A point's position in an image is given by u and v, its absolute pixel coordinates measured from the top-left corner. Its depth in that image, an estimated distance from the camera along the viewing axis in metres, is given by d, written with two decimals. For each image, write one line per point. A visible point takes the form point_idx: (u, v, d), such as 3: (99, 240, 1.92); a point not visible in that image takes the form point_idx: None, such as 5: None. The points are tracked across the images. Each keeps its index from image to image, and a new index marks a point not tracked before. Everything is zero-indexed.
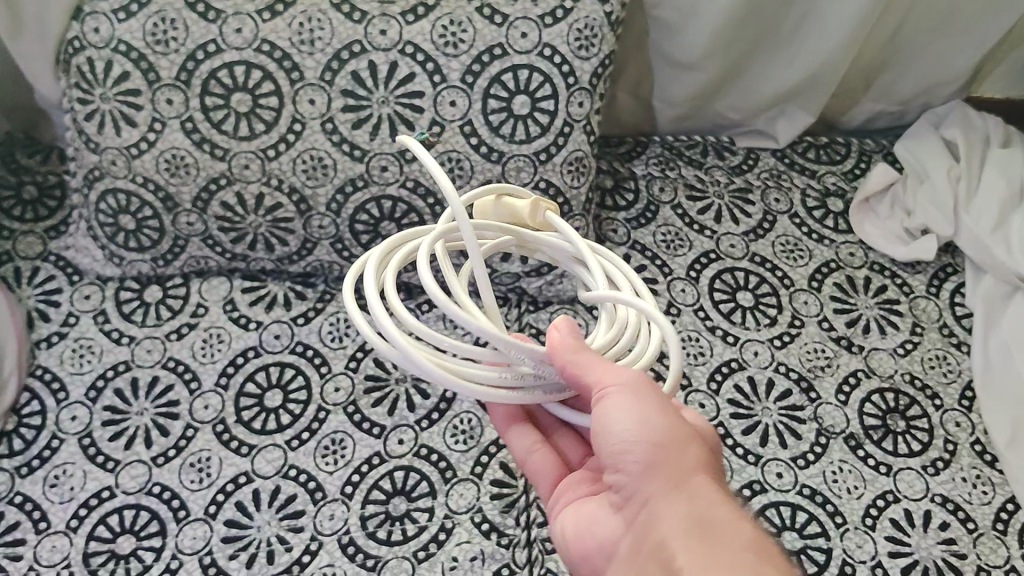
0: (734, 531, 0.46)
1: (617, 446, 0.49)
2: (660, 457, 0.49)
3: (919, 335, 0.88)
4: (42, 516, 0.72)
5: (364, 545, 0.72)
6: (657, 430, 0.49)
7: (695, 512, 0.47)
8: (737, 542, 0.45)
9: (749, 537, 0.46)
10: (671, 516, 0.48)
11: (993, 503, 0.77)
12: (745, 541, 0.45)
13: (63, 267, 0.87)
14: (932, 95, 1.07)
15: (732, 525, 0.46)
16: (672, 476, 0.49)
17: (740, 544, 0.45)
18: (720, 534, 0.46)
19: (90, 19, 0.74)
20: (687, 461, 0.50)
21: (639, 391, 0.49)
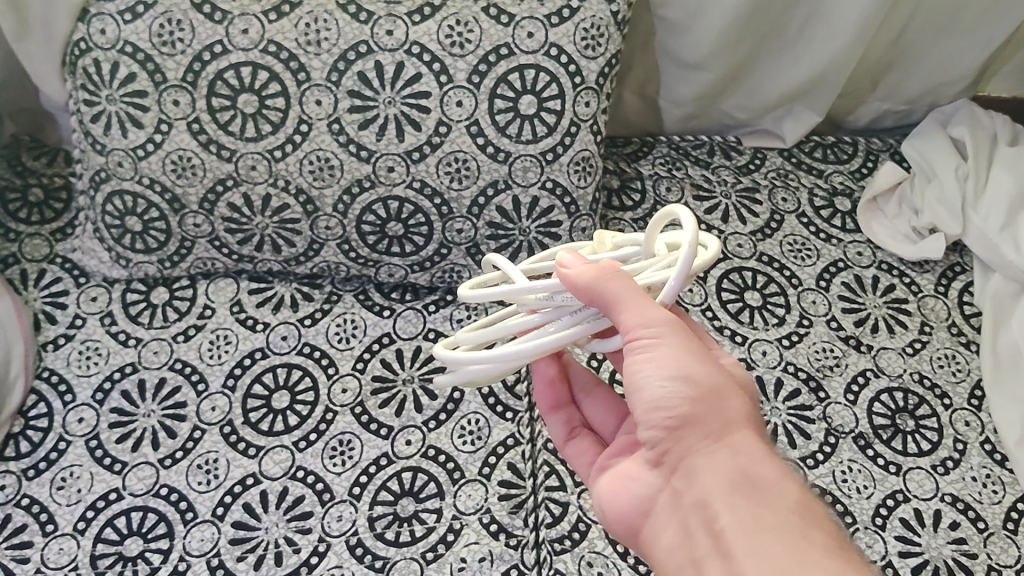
0: (778, 488, 0.47)
1: (654, 400, 0.49)
2: (697, 413, 0.49)
3: (927, 334, 0.88)
4: (50, 518, 0.72)
5: (372, 546, 0.72)
6: (694, 384, 0.49)
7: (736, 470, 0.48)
8: (782, 500, 0.46)
9: (793, 495, 0.47)
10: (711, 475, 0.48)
11: (1004, 503, 0.77)
12: (789, 497, 0.46)
13: (70, 269, 0.87)
14: (942, 91, 1.06)
15: (775, 480, 0.47)
16: (710, 431, 0.49)
17: (784, 502, 0.46)
18: (765, 490, 0.47)
19: (96, 20, 0.74)
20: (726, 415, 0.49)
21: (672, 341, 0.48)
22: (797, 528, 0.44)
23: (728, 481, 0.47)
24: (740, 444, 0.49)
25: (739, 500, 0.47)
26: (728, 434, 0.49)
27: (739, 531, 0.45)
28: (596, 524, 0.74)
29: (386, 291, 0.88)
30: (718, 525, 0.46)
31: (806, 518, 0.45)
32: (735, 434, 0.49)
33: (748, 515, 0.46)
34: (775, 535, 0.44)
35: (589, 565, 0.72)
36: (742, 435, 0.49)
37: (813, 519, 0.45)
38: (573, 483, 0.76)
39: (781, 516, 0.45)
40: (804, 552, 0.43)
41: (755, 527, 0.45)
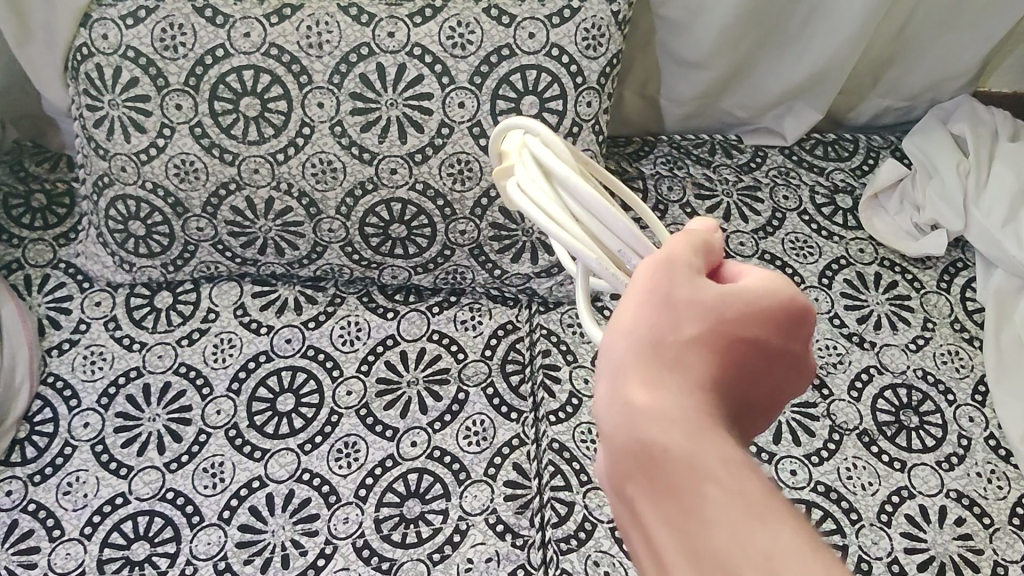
0: (698, 463, 0.39)
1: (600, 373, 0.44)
2: (620, 378, 0.43)
3: (930, 331, 0.88)
4: (57, 523, 0.72)
5: (379, 548, 0.72)
6: (621, 343, 0.43)
7: (655, 444, 0.40)
8: (697, 474, 0.39)
9: (720, 476, 0.38)
10: (626, 444, 0.42)
11: (1009, 498, 0.77)
12: (708, 469, 0.39)
13: (74, 274, 0.87)
14: (943, 87, 1.06)
15: (693, 450, 0.40)
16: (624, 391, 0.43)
17: (705, 475, 0.39)
18: (679, 464, 0.40)
19: (98, 25, 0.74)
20: (659, 371, 0.43)
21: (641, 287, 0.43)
22: (701, 521, 0.38)
23: (640, 451, 0.41)
24: (662, 405, 0.42)
25: (650, 473, 0.41)
26: (653, 395, 0.42)
27: (651, 515, 0.40)
28: (602, 523, 0.73)
29: (390, 293, 0.88)
30: (634, 496, 0.42)
31: (724, 506, 0.37)
32: (658, 391, 0.42)
33: (658, 495, 0.40)
34: (684, 519, 0.39)
35: (595, 564, 0.71)
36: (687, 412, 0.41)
37: (736, 496, 0.38)
38: (577, 482, 0.76)
39: (693, 488, 0.39)
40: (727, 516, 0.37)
41: (668, 509, 0.39)
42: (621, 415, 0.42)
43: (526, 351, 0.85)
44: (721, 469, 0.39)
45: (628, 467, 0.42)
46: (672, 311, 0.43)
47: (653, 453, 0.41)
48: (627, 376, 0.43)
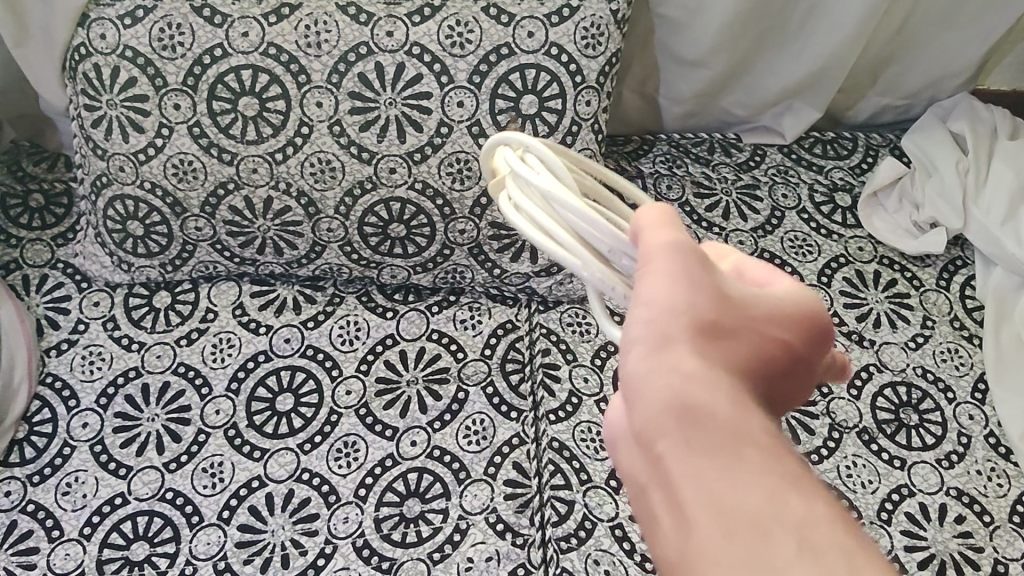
0: (736, 431, 0.38)
1: (627, 334, 0.43)
2: (655, 338, 0.41)
3: (930, 329, 0.88)
4: (56, 523, 0.72)
5: (379, 547, 0.72)
6: (654, 306, 0.42)
7: (693, 406, 0.39)
8: (737, 442, 0.37)
9: (759, 448, 0.37)
10: (659, 403, 0.40)
11: (1009, 496, 0.77)
12: (748, 438, 0.37)
13: (72, 274, 0.87)
14: (942, 85, 1.06)
15: (734, 419, 0.38)
16: (662, 353, 0.41)
17: (747, 444, 0.37)
18: (722, 429, 0.38)
19: (97, 25, 0.74)
20: (694, 339, 0.41)
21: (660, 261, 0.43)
22: (738, 488, 0.36)
23: (674, 411, 0.39)
24: (701, 372, 0.40)
25: (682, 436, 0.39)
26: (691, 360, 0.41)
27: (678, 477, 0.38)
28: (603, 522, 0.74)
29: (389, 292, 0.88)
30: (659, 458, 0.39)
31: (764, 479, 0.36)
32: (694, 359, 0.41)
33: (689, 457, 0.38)
34: (717, 484, 0.36)
35: (595, 563, 0.71)
36: (726, 384, 0.40)
37: (777, 469, 0.36)
38: (577, 481, 0.76)
39: (735, 455, 0.37)
40: (767, 487, 0.36)
41: (705, 470, 0.37)
42: (654, 375, 0.41)
43: (526, 350, 0.85)
44: (761, 441, 0.37)
45: (657, 428, 0.40)
46: (706, 284, 0.42)
47: (689, 415, 0.39)
48: (662, 339, 0.41)
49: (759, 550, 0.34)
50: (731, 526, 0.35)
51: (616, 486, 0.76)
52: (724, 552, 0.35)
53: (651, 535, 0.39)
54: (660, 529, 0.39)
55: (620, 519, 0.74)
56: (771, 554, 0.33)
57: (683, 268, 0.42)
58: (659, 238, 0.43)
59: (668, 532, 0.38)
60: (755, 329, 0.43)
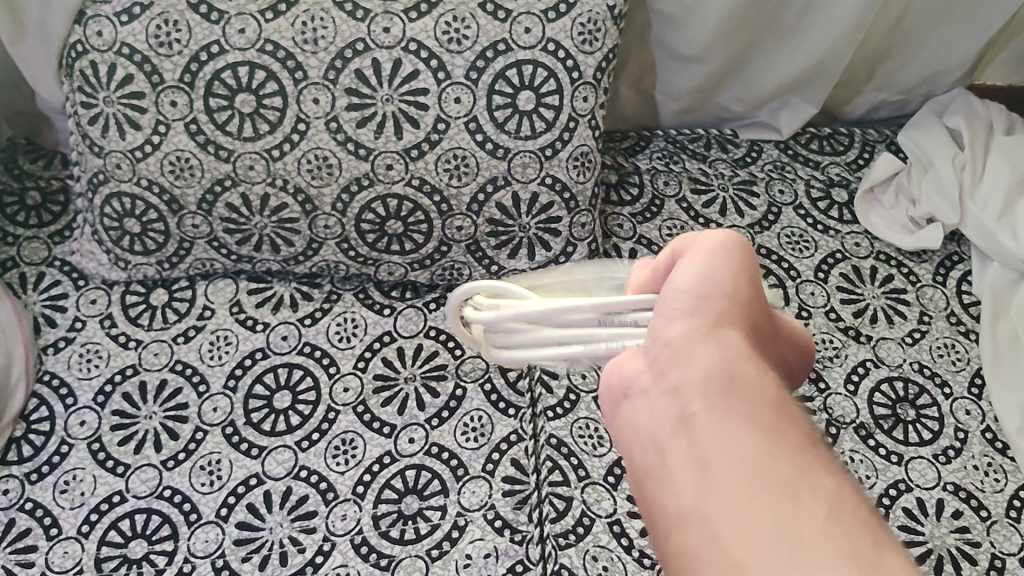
0: (779, 410, 0.39)
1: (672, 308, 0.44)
2: (705, 312, 0.43)
3: (926, 324, 0.88)
4: (54, 521, 0.72)
5: (377, 544, 0.72)
6: (709, 285, 0.44)
7: (737, 375, 0.40)
8: (773, 416, 0.39)
9: (795, 427, 0.39)
10: (701, 368, 0.41)
11: (1006, 491, 0.77)
12: (788, 415, 0.39)
13: (69, 272, 0.87)
14: (938, 80, 1.07)
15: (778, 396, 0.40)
16: (712, 325, 0.43)
17: (789, 420, 0.39)
18: (767, 401, 0.39)
19: (93, 22, 0.74)
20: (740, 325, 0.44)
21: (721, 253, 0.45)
22: (773, 452, 0.37)
23: (718, 379, 0.41)
24: (746, 352, 0.42)
25: (723, 402, 0.40)
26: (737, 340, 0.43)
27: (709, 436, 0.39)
28: (601, 518, 0.74)
29: (386, 289, 0.88)
30: (690, 419, 0.40)
31: (797, 451, 0.37)
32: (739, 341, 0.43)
33: (725, 419, 0.39)
34: (752, 447, 0.37)
35: (593, 559, 0.71)
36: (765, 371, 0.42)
37: (815, 448, 0.38)
38: (576, 478, 0.76)
39: (779, 425, 0.38)
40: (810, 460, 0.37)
41: (751, 432, 0.38)
42: (701, 346, 0.42)
43: None
44: (796, 422, 0.39)
45: (695, 392, 0.41)
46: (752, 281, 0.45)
47: (731, 386, 0.40)
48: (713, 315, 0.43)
49: (788, 506, 0.34)
50: (780, 484, 0.35)
51: (614, 482, 0.76)
52: (748, 502, 0.35)
53: (660, 490, 0.39)
54: (675, 482, 0.38)
55: (618, 515, 0.74)
56: (800, 512, 0.34)
57: (745, 265, 0.45)
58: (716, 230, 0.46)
59: (682, 485, 0.38)
60: (776, 346, 0.47)
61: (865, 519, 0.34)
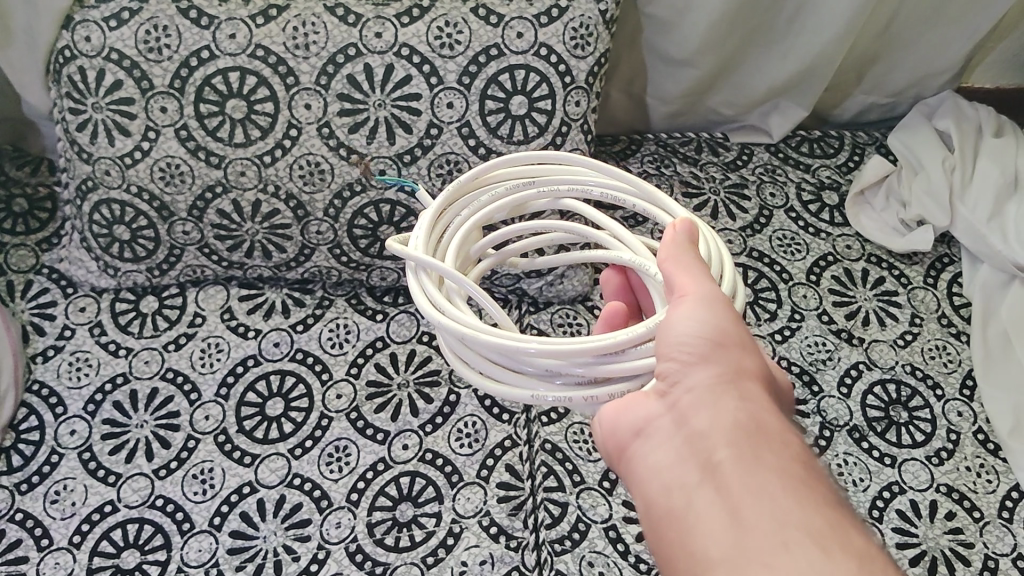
0: (796, 470, 0.44)
1: (671, 342, 0.48)
2: (719, 359, 0.48)
3: (918, 326, 0.89)
4: (45, 532, 0.71)
5: (372, 552, 0.71)
6: (719, 330, 0.48)
7: (756, 432, 0.45)
8: (791, 468, 0.44)
9: (809, 476, 0.44)
10: (719, 424, 0.46)
11: (998, 492, 0.77)
12: (807, 471, 0.44)
13: (57, 280, 0.86)
14: (927, 83, 1.07)
15: (791, 453, 0.45)
16: (727, 380, 0.48)
17: (807, 475, 0.44)
18: (785, 458, 0.44)
19: (81, 27, 0.73)
20: (751, 375, 0.48)
21: (714, 299, 0.49)
22: (796, 501, 0.42)
23: (738, 428, 0.45)
24: (759, 409, 0.47)
25: (745, 451, 0.44)
26: (751, 396, 0.47)
27: (735, 482, 0.43)
28: (596, 523, 0.73)
29: (378, 295, 0.88)
30: (714, 464, 0.44)
31: (814, 500, 0.42)
32: (753, 396, 0.47)
33: (750, 470, 0.43)
34: (775, 497, 0.42)
35: (590, 565, 0.71)
36: (776, 420, 0.47)
37: (831, 501, 0.43)
38: (571, 483, 0.76)
39: (802, 482, 0.43)
40: (830, 514, 0.42)
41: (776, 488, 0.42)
42: (717, 396, 0.47)
43: None
44: (809, 471, 0.44)
45: (717, 441, 0.45)
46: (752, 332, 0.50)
47: (749, 437, 0.45)
48: (725, 363, 0.48)
49: (815, 551, 0.39)
50: (808, 540, 0.40)
51: (609, 487, 0.76)
52: (781, 550, 0.39)
53: (687, 531, 0.44)
54: (705, 527, 0.43)
55: (613, 520, 0.74)
56: (833, 559, 0.38)
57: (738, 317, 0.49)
58: (703, 277, 0.50)
59: (713, 528, 0.42)
60: (778, 386, 0.52)
61: (879, 564, 0.39)
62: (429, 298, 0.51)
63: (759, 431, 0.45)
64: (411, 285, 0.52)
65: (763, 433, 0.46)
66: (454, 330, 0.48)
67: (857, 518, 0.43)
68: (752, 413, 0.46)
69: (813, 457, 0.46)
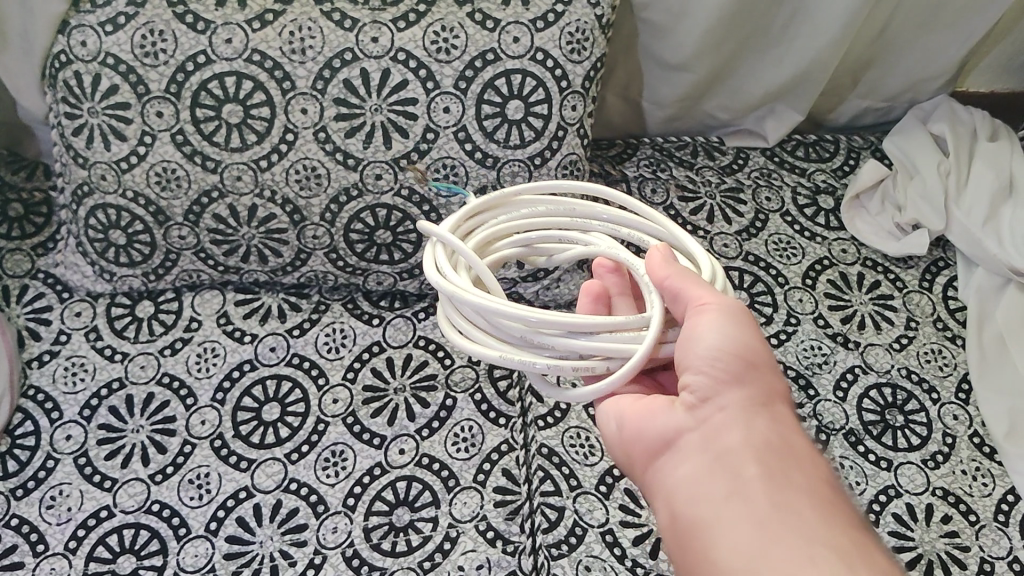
0: (818, 490, 0.46)
1: (697, 356, 0.50)
2: (749, 379, 0.50)
3: (914, 330, 0.89)
4: (40, 537, 0.71)
5: (368, 557, 0.71)
6: (747, 350, 0.50)
7: (780, 452, 0.48)
8: (813, 489, 0.46)
9: (831, 497, 0.46)
10: (746, 440, 0.48)
11: (994, 495, 0.78)
12: (828, 491, 0.47)
13: (53, 284, 0.86)
14: (922, 87, 1.08)
15: (812, 473, 0.48)
16: (754, 400, 0.50)
17: (828, 495, 0.46)
18: (807, 477, 0.47)
19: (76, 32, 0.72)
20: (775, 396, 0.51)
21: (738, 316, 0.51)
22: (820, 518, 0.44)
23: (764, 446, 0.48)
24: (783, 430, 0.50)
25: (772, 468, 0.47)
26: (775, 417, 0.50)
27: (762, 498, 0.45)
28: (593, 527, 0.73)
29: (374, 299, 0.88)
30: (742, 479, 0.47)
31: (837, 519, 0.44)
32: (778, 417, 0.50)
33: (775, 486, 0.46)
34: (798, 512, 0.45)
35: (587, 570, 0.71)
36: (799, 442, 0.49)
37: (852, 520, 0.45)
38: (567, 487, 0.75)
39: (824, 501, 0.46)
40: (850, 531, 0.44)
41: (799, 505, 0.45)
42: (745, 415, 0.49)
43: None
44: (831, 492, 0.47)
45: (744, 456, 0.48)
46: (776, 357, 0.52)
47: (776, 456, 0.48)
48: (753, 384, 0.50)
49: (840, 562, 0.41)
50: (830, 552, 0.42)
51: (606, 491, 0.76)
52: (803, 558, 0.42)
53: (711, 538, 0.46)
54: (728, 533, 0.45)
55: (610, 524, 0.74)
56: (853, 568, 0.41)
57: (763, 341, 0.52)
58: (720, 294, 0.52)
59: (737, 536, 0.45)
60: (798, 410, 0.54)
61: None
62: (433, 261, 0.54)
63: (785, 451, 0.48)
64: (425, 251, 0.56)
65: (786, 453, 0.48)
66: (438, 283, 0.51)
67: (876, 539, 0.45)
68: (778, 434, 0.49)
69: (834, 480, 0.48)
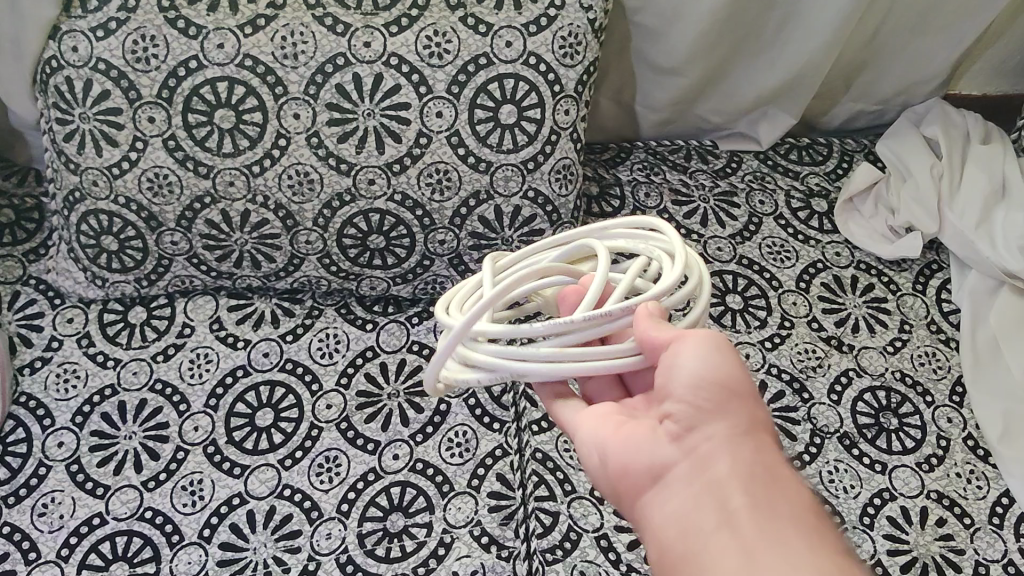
0: (806, 519, 0.46)
1: (677, 386, 0.50)
2: (732, 409, 0.50)
3: (907, 333, 0.89)
4: (32, 545, 0.70)
5: (363, 562, 0.70)
6: (730, 379, 0.50)
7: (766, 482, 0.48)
8: (800, 515, 0.47)
9: (819, 523, 0.47)
10: (732, 471, 0.49)
11: (989, 497, 0.78)
12: (814, 518, 0.47)
13: (45, 290, 0.85)
14: (914, 91, 1.08)
15: (797, 500, 0.48)
16: (737, 430, 0.50)
17: (815, 522, 0.46)
18: (793, 505, 0.47)
19: (67, 37, 0.72)
20: (759, 424, 0.51)
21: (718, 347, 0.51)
22: (810, 544, 0.44)
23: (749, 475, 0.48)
24: (768, 458, 0.50)
25: (758, 498, 0.47)
26: (760, 446, 0.50)
27: (749, 528, 0.46)
28: (588, 532, 0.73)
29: (368, 304, 0.88)
30: (730, 509, 0.47)
31: (826, 546, 0.44)
32: (763, 446, 0.51)
33: (762, 516, 0.46)
34: (786, 540, 0.45)
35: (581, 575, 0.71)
36: (783, 468, 0.50)
37: (842, 546, 0.45)
38: (562, 492, 0.75)
39: (812, 528, 0.46)
40: (839, 556, 0.44)
41: (787, 534, 0.45)
42: (729, 445, 0.50)
43: None
44: (818, 519, 0.47)
45: (729, 487, 0.48)
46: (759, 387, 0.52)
47: (761, 485, 0.48)
48: (736, 413, 0.50)
49: None
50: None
51: (600, 496, 0.75)
52: None
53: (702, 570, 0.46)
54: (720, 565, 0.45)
55: (605, 529, 0.73)
56: None
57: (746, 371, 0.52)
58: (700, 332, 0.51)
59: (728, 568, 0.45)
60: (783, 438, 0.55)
61: None
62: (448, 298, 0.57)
63: (771, 479, 0.49)
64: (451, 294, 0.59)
65: (770, 481, 0.48)
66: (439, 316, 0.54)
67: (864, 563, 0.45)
68: (762, 462, 0.49)
69: (821, 506, 0.49)
